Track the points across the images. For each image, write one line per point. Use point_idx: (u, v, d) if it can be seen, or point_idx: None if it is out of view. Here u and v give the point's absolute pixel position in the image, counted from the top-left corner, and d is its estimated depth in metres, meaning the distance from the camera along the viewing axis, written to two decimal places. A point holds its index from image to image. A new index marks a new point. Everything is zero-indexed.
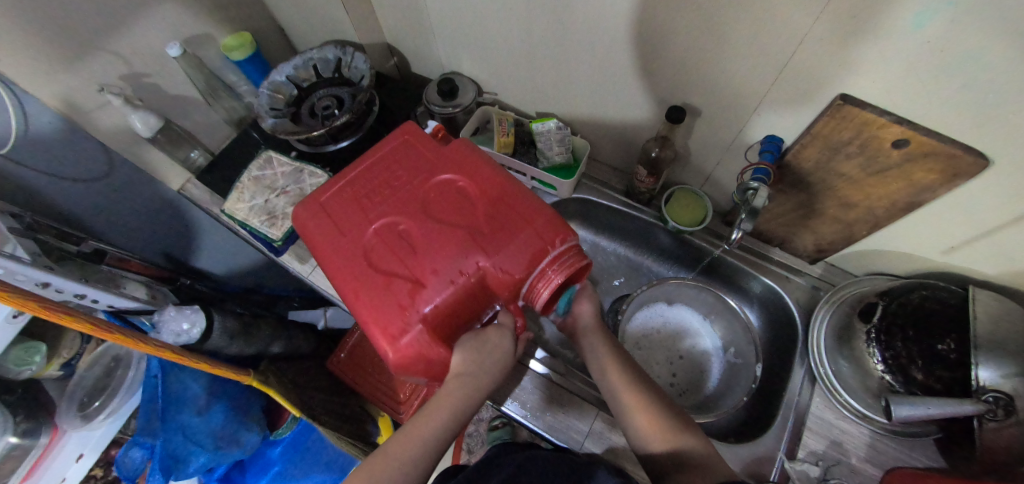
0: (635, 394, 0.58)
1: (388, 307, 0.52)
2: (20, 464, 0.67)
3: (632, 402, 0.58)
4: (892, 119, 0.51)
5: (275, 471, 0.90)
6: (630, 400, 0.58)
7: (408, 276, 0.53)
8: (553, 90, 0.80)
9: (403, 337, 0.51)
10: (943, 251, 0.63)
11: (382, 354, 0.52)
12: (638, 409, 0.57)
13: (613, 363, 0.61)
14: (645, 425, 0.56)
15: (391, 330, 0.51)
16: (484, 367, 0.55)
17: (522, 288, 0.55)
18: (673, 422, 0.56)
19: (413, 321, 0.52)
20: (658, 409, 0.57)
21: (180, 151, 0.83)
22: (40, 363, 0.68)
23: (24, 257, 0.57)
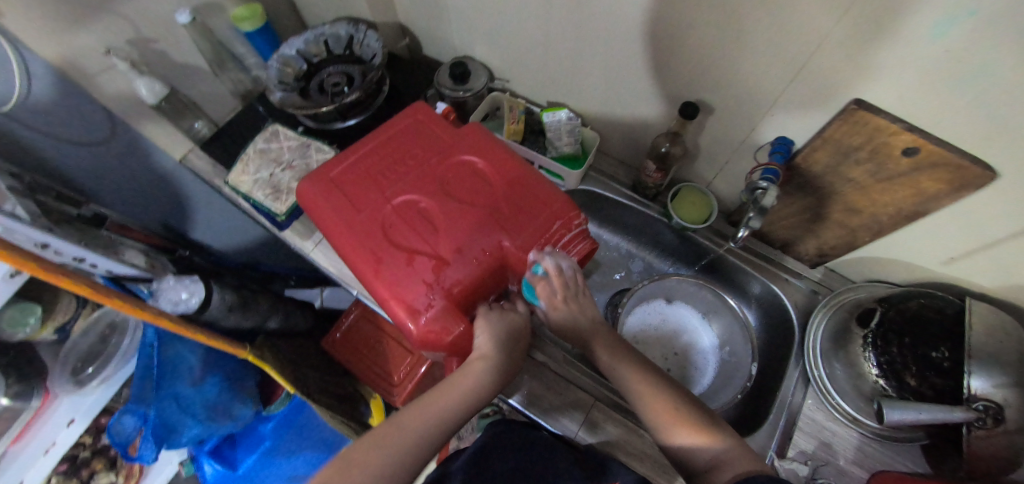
0: (652, 392, 0.55)
1: (412, 283, 0.54)
2: (10, 426, 0.65)
3: (646, 396, 0.55)
4: (905, 127, 0.51)
5: (266, 447, 0.90)
6: (642, 391, 0.55)
7: (430, 254, 0.55)
8: (566, 80, 0.79)
9: (428, 312, 0.53)
10: (944, 261, 0.63)
11: (405, 328, 0.54)
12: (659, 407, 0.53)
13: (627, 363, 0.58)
14: (671, 427, 0.52)
15: (415, 306, 0.53)
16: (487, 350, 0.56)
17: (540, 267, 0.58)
18: (689, 413, 0.53)
19: (436, 296, 0.54)
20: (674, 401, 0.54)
21: (183, 120, 0.82)
22: (34, 324, 0.66)
23: (24, 216, 0.56)
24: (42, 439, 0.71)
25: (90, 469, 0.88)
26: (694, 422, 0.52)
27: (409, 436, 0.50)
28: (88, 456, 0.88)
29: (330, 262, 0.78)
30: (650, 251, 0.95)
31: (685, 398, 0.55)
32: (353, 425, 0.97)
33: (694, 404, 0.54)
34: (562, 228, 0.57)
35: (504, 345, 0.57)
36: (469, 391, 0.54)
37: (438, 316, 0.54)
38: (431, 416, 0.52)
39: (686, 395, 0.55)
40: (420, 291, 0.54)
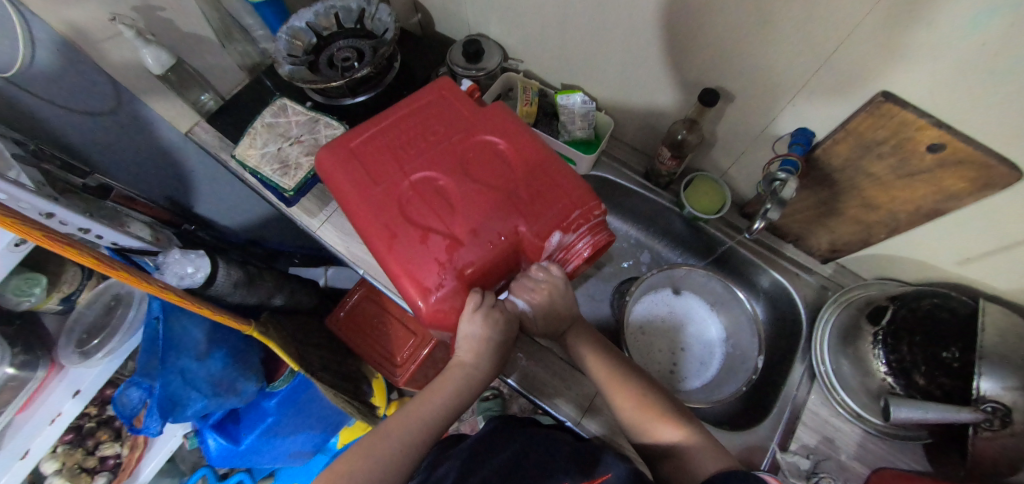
0: (622, 387, 0.59)
1: (426, 261, 0.54)
2: (17, 395, 0.65)
3: (625, 400, 0.59)
4: (931, 122, 0.49)
5: (269, 423, 0.91)
6: (620, 396, 0.59)
7: (444, 233, 0.54)
8: (583, 63, 0.77)
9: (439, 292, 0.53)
10: (960, 262, 0.62)
11: (415, 306, 0.54)
12: (629, 403, 0.58)
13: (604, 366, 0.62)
14: (644, 420, 0.57)
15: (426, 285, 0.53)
16: (490, 339, 0.56)
17: (555, 254, 0.57)
18: (662, 409, 0.57)
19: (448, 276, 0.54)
20: (650, 398, 0.58)
21: (189, 93, 0.81)
22: (39, 294, 0.65)
23: (28, 184, 0.56)
24: (47, 409, 0.68)
25: (95, 439, 0.88)
26: (662, 413, 0.57)
27: (411, 420, 0.55)
28: (93, 426, 0.88)
29: (337, 241, 0.78)
30: (659, 241, 0.94)
31: (655, 390, 0.60)
32: (356, 403, 0.98)
33: (663, 397, 0.59)
34: (580, 217, 0.56)
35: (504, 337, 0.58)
36: (468, 379, 0.58)
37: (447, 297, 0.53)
38: (432, 406, 0.56)
39: (657, 388, 0.60)
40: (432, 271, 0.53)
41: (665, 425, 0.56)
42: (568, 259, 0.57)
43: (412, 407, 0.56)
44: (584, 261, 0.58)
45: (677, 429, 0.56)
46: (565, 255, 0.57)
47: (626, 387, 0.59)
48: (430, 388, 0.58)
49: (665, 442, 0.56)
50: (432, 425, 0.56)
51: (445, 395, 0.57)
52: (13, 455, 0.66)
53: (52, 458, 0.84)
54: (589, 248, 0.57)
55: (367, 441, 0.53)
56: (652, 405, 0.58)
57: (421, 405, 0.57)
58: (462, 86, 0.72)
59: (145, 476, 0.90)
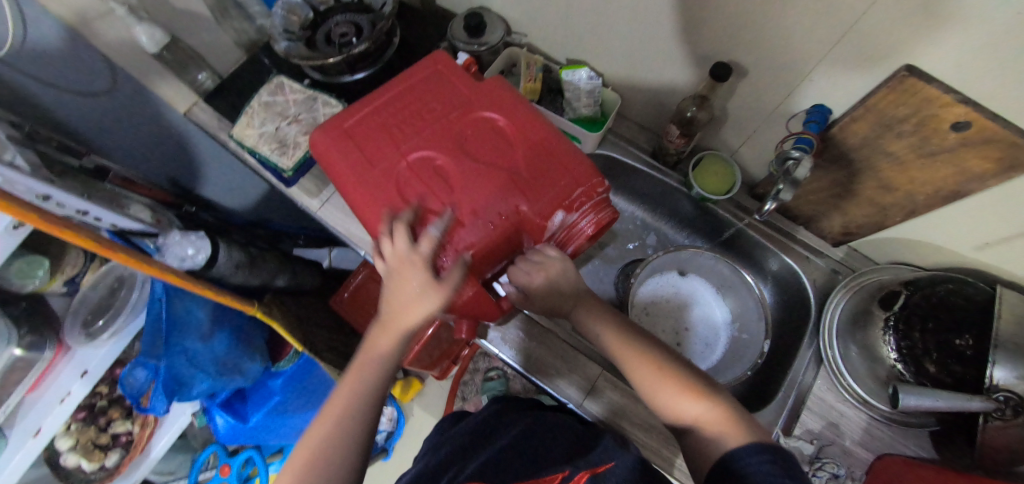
0: (638, 359, 0.57)
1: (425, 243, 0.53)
2: (26, 375, 0.66)
3: (646, 372, 0.56)
4: (958, 99, 0.46)
5: (275, 402, 0.93)
6: (641, 367, 0.56)
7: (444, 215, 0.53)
8: (589, 36, 0.74)
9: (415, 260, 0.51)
10: (979, 246, 0.60)
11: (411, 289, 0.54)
12: (646, 374, 0.55)
13: (621, 338, 0.59)
14: (665, 393, 0.54)
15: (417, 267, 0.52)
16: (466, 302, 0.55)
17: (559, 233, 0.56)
18: (684, 381, 0.54)
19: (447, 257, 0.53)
20: (673, 370, 0.55)
21: (186, 73, 0.79)
22: (43, 276, 0.65)
23: (24, 167, 0.55)
24: (57, 389, 0.70)
25: (108, 417, 0.91)
26: (685, 386, 0.53)
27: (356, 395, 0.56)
28: (105, 404, 0.91)
29: (337, 221, 0.77)
30: (665, 222, 0.92)
31: (679, 362, 0.56)
32: None
33: (683, 368, 0.55)
34: (583, 195, 0.54)
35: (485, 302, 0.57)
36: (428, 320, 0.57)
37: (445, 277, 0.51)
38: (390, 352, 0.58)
39: (677, 359, 0.56)
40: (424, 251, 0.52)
41: (684, 395, 0.53)
42: (572, 237, 0.57)
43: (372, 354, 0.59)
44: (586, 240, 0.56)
45: (695, 398, 0.52)
46: (568, 234, 0.57)
47: (642, 358, 0.57)
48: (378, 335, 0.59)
49: (682, 413, 0.52)
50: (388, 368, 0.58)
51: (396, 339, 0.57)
52: (25, 433, 0.67)
53: (66, 435, 0.86)
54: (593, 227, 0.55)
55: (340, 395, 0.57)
56: (671, 375, 0.54)
57: (362, 375, 0.58)
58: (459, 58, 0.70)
59: (157, 452, 0.91)
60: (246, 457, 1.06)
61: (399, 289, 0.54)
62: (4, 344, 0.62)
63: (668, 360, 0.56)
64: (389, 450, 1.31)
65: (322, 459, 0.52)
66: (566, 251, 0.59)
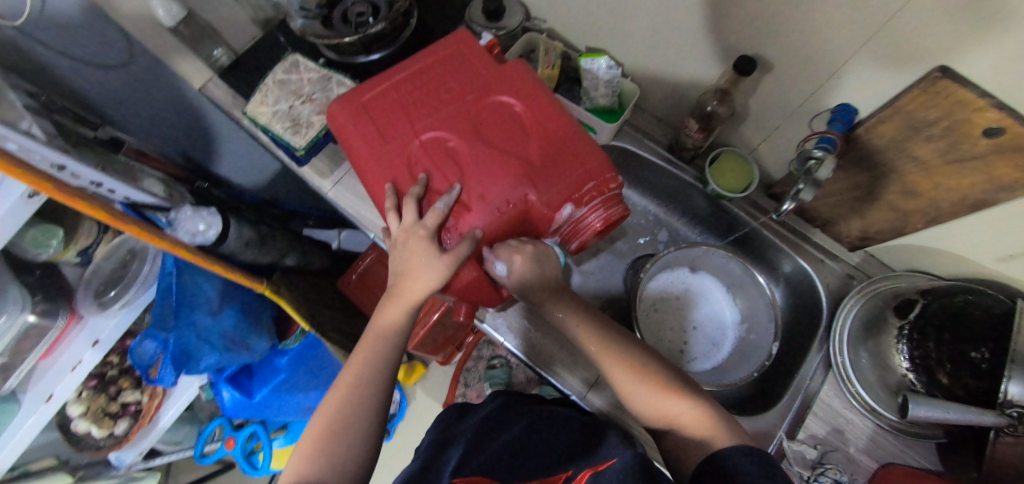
0: (615, 356, 0.57)
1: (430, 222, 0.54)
2: (40, 342, 0.67)
3: (624, 374, 0.56)
4: (992, 103, 0.44)
5: (281, 379, 0.95)
6: (617, 369, 0.56)
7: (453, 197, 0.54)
8: (611, 23, 0.72)
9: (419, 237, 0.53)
10: (1003, 258, 0.57)
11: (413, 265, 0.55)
12: (624, 374, 0.56)
13: (592, 337, 0.59)
14: (644, 395, 0.55)
15: (421, 244, 0.53)
16: (465, 280, 0.57)
17: (566, 226, 0.55)
18: (662, 382, 0.55)
19: (452, 237, 0.54)
20: (648, 371, 0.55)
21: (201, 48, 0.78)
22: (57, 245, 0.65)
23: (39, 135, 0.55)
24: (67, 358, 0.70)
25: (118, 386, 0.92)
26: (663, 386, 0.54)
27: (362, 375, 0.58)
28: (115, 374, 0.93)
29: (347, 203, 0.77)
30: (678, 219, 0.91)
31: (656, 362, 0.57)
32: None
33: (660, 366, 0.56)
34: (594, 190, 0.54)
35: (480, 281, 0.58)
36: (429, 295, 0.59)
37: (447, 255, 0.53)
38: (394, 328, 0.60)
39: (652, 356, 0.57)
40: (429, 229, 0.53)
41: (664, 397, 0.54)
42: (578, 232, 0.56)
43: (374, 331, 0.60)
44: (593, 234, 0.56)
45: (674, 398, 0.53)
46: (575, 229, 0.56)
47: (618, 359, 0.57)
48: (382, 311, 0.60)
49: (663, 412, 0.54)
50: (393, 345, 0.60)
51: (402, 312, 0.59)
52: (38, 398, 0.69)
53: (77, 402, 0.88)
54: (602, 222, 0.55)
55: (348, 372, 0.58)
56: (649, 373, 0.55)
57: (368, 354, 0.59)
58: (482, 40, 0.68)
59: (164, 422, 0.92)
60: (251, 431, 1.08)
61: (403, 264, 0.56)
62: (19, 310, 0.64)
63: (642, 359, 0.57)
64: (391, 431, 1.32)
65: (335, 439, 0.54)
66: (570, 245, 0.58)
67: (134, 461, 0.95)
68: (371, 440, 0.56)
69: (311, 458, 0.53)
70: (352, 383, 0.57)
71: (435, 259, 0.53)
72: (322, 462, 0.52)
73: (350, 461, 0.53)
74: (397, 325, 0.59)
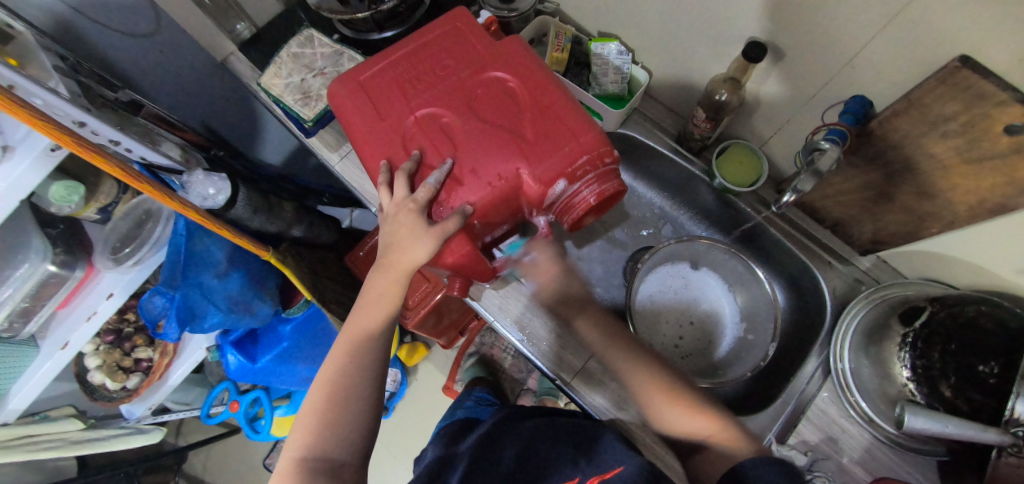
0: (649, 383, 0.61)
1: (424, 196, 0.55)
2: (59, 290, 0.72)
3: (660, 399, 0.60)
4: (1015, 97, 0.41)
5: (284, 347, 0.98)
6: (655, 394, 0.60)
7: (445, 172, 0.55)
8: (621, 6, 0.70)
9: (410, 210, 0.54)
10: (1022, 270, 0.52)
11: (405, 243, 0.56)
12: (660, 397, 0.60)
13: (632, 363, 0.63)
14: (677, 417, 0.59)
15: (411, 217, 0.54)
16: (457, 255, 0.56)
17: (560, 199, 0.55)
18: (700, 403, 0.59)
19: (443, 211, 0.55)
20: (683, 395, 0.60)
21: (226, 21, 0.81)
22: (80, 202, 0.67)
23: (64, 93, 0.58)
24: (86, 306, 0.74)
25: (132, 343, 0.96)
26: (696, 409, 0.59)
27: (359, 346, 0.59)
28: (131, 331, 0.97)
29: (353, 178, 0.79)
30: (684, 212, 0.88)
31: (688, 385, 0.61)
32: None
33: (690, 388, 0.61)
34: (588, 164, 0.54)
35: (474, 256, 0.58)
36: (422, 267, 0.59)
37: (435, 228, 0.53)
38: (389, 299, 0.60)
39: (688, 383, 0.61)
40: (420, 203, 0.54)
41: (697, 418, 0.58)
42: (570, 209, 0.56)
43: (365, 302, 0.61)
44: (588, 209, 0.56)
45: (705, 420, 0.57)
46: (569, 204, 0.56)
47: (653, 384, 0.61)
48: (377, 282, 0.60)
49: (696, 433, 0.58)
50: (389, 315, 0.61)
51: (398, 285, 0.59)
52: (56, 344, 0.74)
53: (94, 355, 0.92)
54: (596, 196, 0.54)
55: (345, 343, 0.60)
56: (680, 396, 0.60)
57: (365, 323, 0.60)
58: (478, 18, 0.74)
59: (174, 379, 0.97)
60: (254, 397, 1.12)
61: (393, 237, 0.56)
62: (37, 260, 0.68)
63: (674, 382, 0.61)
64: (392, 408, 1.33)
65: (336, 410, 0.56)
66: (565, 222, 0.58)
67: (144, 414, 1.00)
68: (370, 411, 0.57)
69: (318, 432, 0.55)
70: (351, 353, 0.59)
71: (424, 232, 0.54)
72: (325, 432, 0.55)
73: (352, 431, 0.56)
74: (391, 296, 0.60)
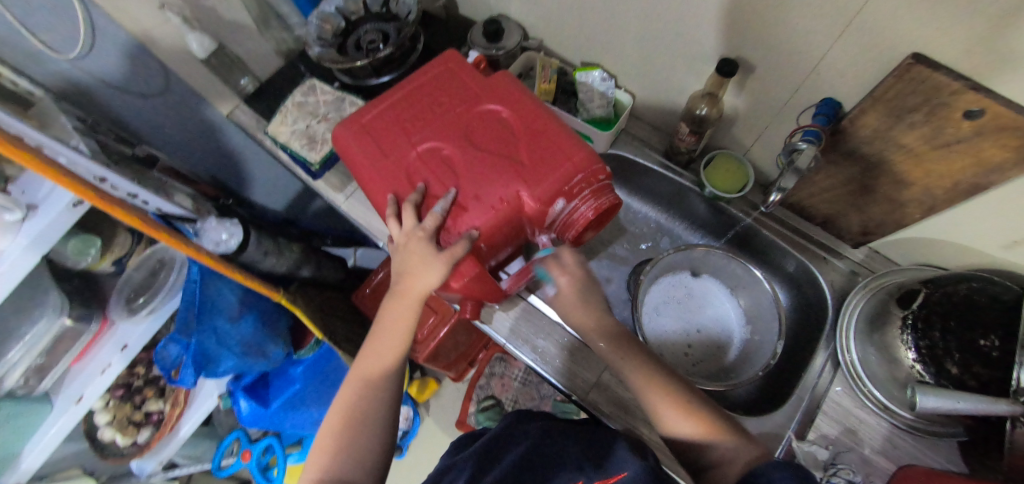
0: (658, 392, 0.58)
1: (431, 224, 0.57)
2: (75, 343, 0.73)
3: (666, 406, 0.57)
4: (967, 85, 0.45)
5: (296, 389, 0.97)
6: (661, 401, 0.58)
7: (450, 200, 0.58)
8: (600, 37, 0.76)
9: (417, 238, 0.56)
10: (1007, 246, 0.55)
11: (415, 272, 0.58)
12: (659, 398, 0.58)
13: (643, 374, 0.60)
14: (682, 427, 0.56)
15: (421, 245, 0.56)
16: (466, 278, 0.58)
17: (559, 216, 0.58)
18: (711, 415, 0.56)
19: (450, 237, 0.57)
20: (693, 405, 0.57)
21: (231, 76, 0.86)
22: (95, 254, 0.70)
23: (86, 152, 0.62)
24: (100, 360, 0.76)
25: (142, 396, 0.96)
26: (703, 419, 0.56)
27: (377, 368, 0.61)
28: (141, 384, 0.96)
29: (358, 214, 0.82)
30: (680, 223, 0.91)
31: (699, 397, 0.58)
32: None
33: (700, 399, 0.58)
34: (583, 182, 0.57)
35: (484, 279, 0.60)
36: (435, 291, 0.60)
37: (444, 253, 0.56)
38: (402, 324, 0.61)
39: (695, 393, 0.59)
40: (427, 231, 0.56)
41: (704, 429, 0.55)
42: (571, 224, 0.59)
43: (381, 327, 0.62)
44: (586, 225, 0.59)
45: (701, 427, 0.55)
46: (568, 221, 0.59)
47: (662, 394, 0.58)
48: (390, 307, 0.62)
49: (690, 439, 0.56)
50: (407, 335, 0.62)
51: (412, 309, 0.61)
52: (69, 400, 0.74)
53: (104, 411, 0.92)
54: (593, 211, 0.57)
55: (362, 368, 0.61)
56: (688, 406, 0.57)
57: (380, 345, 0.62)
58: (469, 58, 0.80)
59: (184, 432, 0.95)
60: (265, 445, 1.11)
61: (404, 265, 0.58)
62: (54, 314, 0.69)
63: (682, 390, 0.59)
64: (405, 448, 1.31)
65: (354, 431, 0.57)
66: (564, 239, 0.62)
67: (154, 470, 0.98)
68: (386, 431, 0.59)
69: (335, 452, 0.56)
70: (371, 376, 0.60)
71: (433, 258, 0.56)
72: (344, 455, 0.55)
73: (368, 453, 0.56)
74: (406, 321, 0.61)
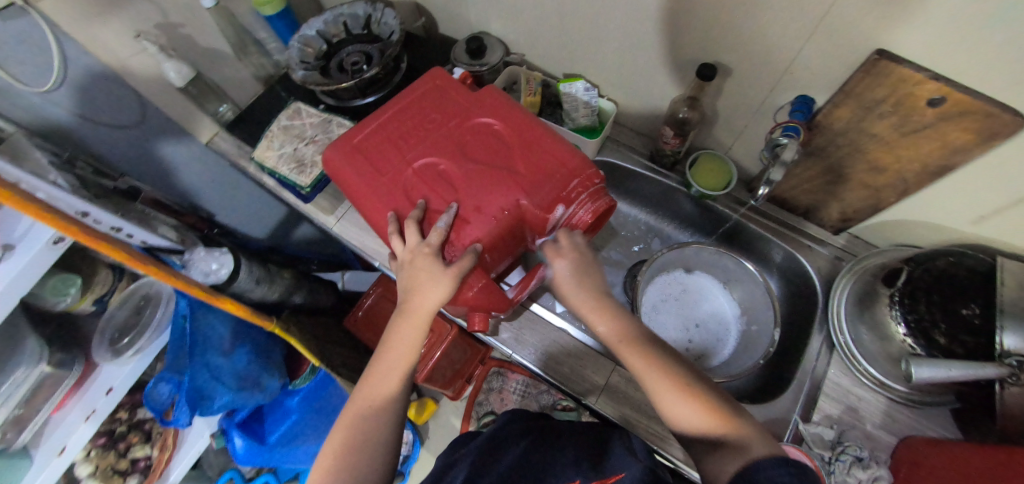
0: (653, 373, 0.54)
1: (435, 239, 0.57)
2: (55, 392, 0.68)
3: (663, 388, 0.53)
4: (929, 76, 0.49)
5: (293, 421, 0.94)
6: (658, 384, 0.53)
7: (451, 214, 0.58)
8: (581, 50, 0.79)
9: (422, 255, 0.56)
10: (975, 221, 0.60)
11: (421, 288, 0.57)
12: (653, 376, 0.55)
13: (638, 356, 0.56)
14: (683, 409, 0.51)
15: (427, 261, 0.56)
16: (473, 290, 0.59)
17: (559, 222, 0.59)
18: (719, 401, 0.51)
19: (455, 251, 0.58)
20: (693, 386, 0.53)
21: (208, 104, 0.85)
22: (75, 293, 0.67)
23: (65, 187, 0.59)
24: (82, 406, 0.71)
25: (127, 442, 0.90)
26: (707, 402, 0.51)
27: (382, 387, 0.60)
28: (124, 430, 0.90)
29: (352, 234, 0.82)
30: (669, 224, 0.94)
31: (701, 379, 0.53)
32: None
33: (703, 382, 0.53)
34: (580, 186, 0.58)
35: (490, 291, 0.60)
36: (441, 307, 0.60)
37: (451, 268, 0.56)
38: (407, 342, 0.60)
39: (696, 373, 0.54)
40: (433, 247, 0.56)
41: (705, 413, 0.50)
42: (570, 229, 0.60)
43: (388, 345, 0.61)
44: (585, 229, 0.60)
45: (693, 402, 0.51)
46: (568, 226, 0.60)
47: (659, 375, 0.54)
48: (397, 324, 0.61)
49: (679, 414, 0.52)
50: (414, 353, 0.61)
51: (416, 327, 0.60)
52: (51, 452, 0.69)
53: (85, 462, 0.85)
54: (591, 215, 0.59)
55: (365, 386, 0.60)
56: (689, 388, 0.52)
57: (384, 364, 0.61)
58: (455, 74, 0.81)
59: (173, 477, 0.93)
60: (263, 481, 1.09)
61: (410, 283, 0.58)
62: (34, 361, 0.64)
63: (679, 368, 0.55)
64: (405, 474, 1.26)
65: (356, 451, 0.56)
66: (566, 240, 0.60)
67: None
68: (390, 451, 0.58)
69: (332, 475, 0.55)
70: (375, 395, 0.59)
71: (440, 273, 0.56)
72: (344, 476, 0.55)
73: (370, 474, 0.56)
74: (413, 339, 0.61)
